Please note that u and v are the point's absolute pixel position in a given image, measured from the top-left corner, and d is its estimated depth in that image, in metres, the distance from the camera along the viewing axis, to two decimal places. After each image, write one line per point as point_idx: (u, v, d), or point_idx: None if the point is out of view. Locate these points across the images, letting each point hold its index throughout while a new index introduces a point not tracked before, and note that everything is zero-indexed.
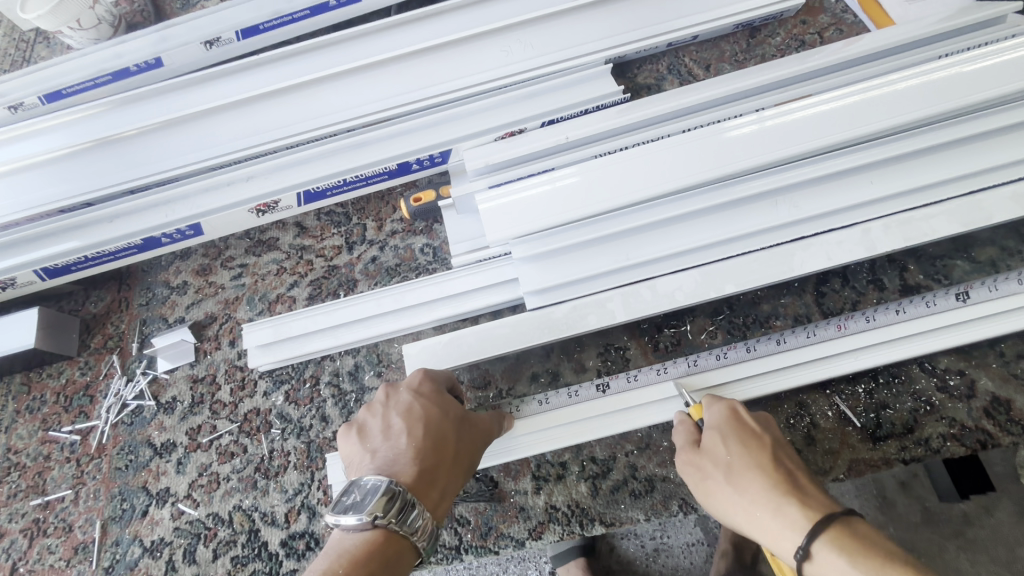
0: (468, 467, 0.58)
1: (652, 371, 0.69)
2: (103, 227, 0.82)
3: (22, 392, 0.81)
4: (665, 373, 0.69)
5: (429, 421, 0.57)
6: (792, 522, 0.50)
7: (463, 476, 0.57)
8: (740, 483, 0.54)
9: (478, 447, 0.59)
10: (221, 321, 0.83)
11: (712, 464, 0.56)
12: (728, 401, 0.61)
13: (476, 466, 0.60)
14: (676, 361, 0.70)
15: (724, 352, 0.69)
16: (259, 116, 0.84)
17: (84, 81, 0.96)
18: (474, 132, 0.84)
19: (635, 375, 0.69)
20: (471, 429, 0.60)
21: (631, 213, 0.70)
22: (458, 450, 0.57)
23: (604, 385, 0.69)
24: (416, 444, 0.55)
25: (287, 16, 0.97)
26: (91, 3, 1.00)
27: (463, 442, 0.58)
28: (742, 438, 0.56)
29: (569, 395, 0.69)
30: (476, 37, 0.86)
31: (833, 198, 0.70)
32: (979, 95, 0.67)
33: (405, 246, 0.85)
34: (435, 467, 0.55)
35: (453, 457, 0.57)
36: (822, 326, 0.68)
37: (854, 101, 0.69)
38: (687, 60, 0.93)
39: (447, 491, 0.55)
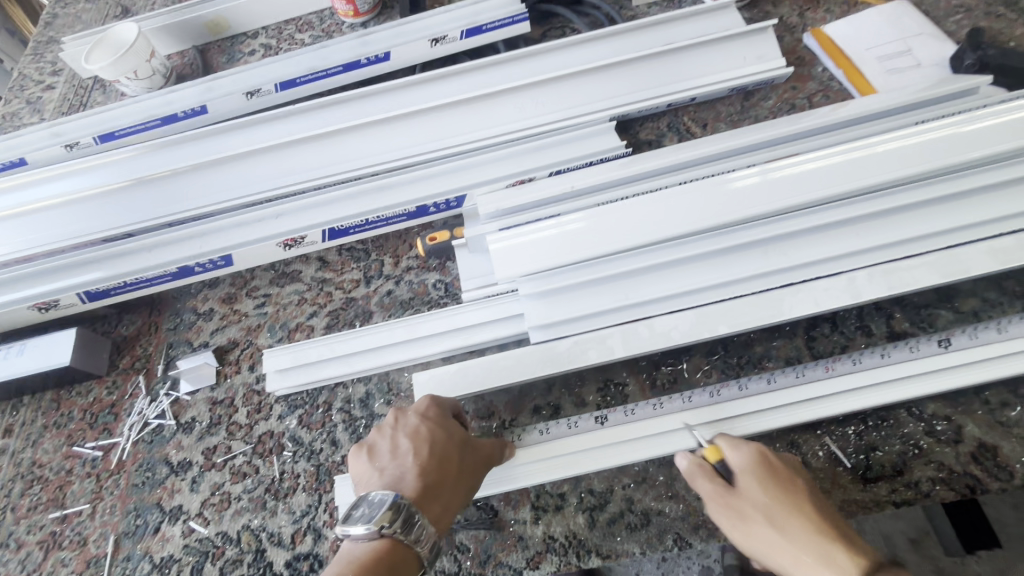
0: (472, 484, 0.61)
1: (647, 406, 0.73)
2: (143, 256, 0.89)
3: (51, 409, 0.85)
4: (662, 408, 0.73)
5: (433, 442, 0.60)
6: (839, 566, 0.53)
7: (466, 494, 0.61)
8: (784, 526, 0.57)
9: (480, 469, 0.63)
10: (242, 347, 0.88)
11: (750, 507, 0.59)
12: (755, 443, 0.63)
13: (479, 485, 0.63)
14: (672, 397, 0.73)
15: (718, 389, 0.73)
16: (292, 159, 0.93)
17: (135, 125, 1.06)
18: (488, 179, 0.91)
19: (630, 410, 0.73)
20: (474, 448, 0.63)
21: (629, 257, 0.75)
22: (461, 468, 0.61)
23: (602, 418, 0.73)
24: (421, 463, 0.59)
25: (322, 72, 1.08)
26: (148, 57, 1.12)
27: (466, 461, 0.62)
28: (779, 482, 0.60)
29: (568, 426, 0.73)
30: (492, 95, 0.95)
31: (818, 249, 0.75)
32: (950, 159, 0.73)
33: (419, 281, 0.91)
34: (439, 484, 0.59)
35: (456, 475, 0.60)
36: (810, 367, 0.72)
37: (835, 161, 0.75)
38: (686, 119, 1.01)
39: (450, 505, 0.58)
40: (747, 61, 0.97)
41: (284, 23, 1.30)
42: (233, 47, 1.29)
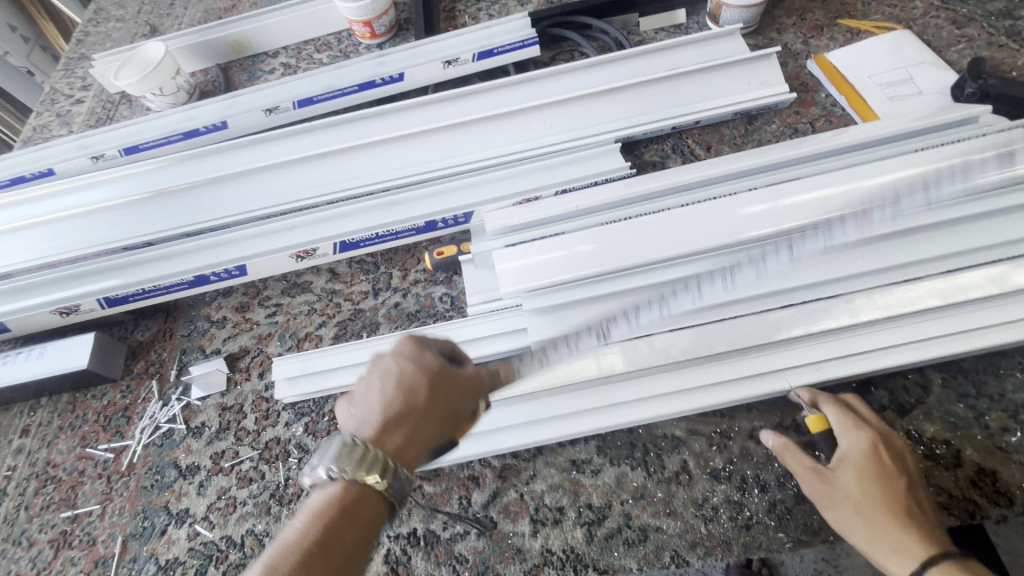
0: (445, 419, 0.57)
1: (622, 318, 0.76)
2: (162, 264, 0.93)
3: (67, 410, 0.88)
4: (637, 325, 0.76)
5: (398, 379, 0.56)
6: (912, 555, 0.59)
7: (440, 432, 0.57)
8: (870, 517, 0.62)
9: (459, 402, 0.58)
10: (254, 355, 0.90)
11: (841, 494, 0.63)
12: (869, 434, 0.66)
13: (459, 423, 0.59)
14: (650, 306, 0.77)
15: (698, 290, 0.77)
16: (307, 175, 0.97)
17: (159, 138, 1.11)
18: (496, 197, 0.93)
19: (607, 332, 0.76)
20: (453, 382, 0.59)
21: (631, 276, 0.78)
22: (431, 402, 0.56)
23: (579, 346, 0.76)
24: (385, 401, 0.55)
25: (338, 91, 1.12)
26: (173, 74, 1.18)
27: (438, 395, 0.57)
28: (877, 475, 0.63)
29: (552, 362, 0.76)
30: (502, 117, 0.98)
31: (816, 271, 0.77)
32: (940, 188, 0.76)
33: (426, 294, 0.93)
34: (405, 416, 0.55)
35: (425, 409, 0.56)
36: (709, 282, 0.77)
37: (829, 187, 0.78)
38: (691, 141, 1.03)
39: (417, 441, 0.55)
40: (751, 86, 0.99)
41: (304, 44, 1.35)
42: (254, 65, 1.34)
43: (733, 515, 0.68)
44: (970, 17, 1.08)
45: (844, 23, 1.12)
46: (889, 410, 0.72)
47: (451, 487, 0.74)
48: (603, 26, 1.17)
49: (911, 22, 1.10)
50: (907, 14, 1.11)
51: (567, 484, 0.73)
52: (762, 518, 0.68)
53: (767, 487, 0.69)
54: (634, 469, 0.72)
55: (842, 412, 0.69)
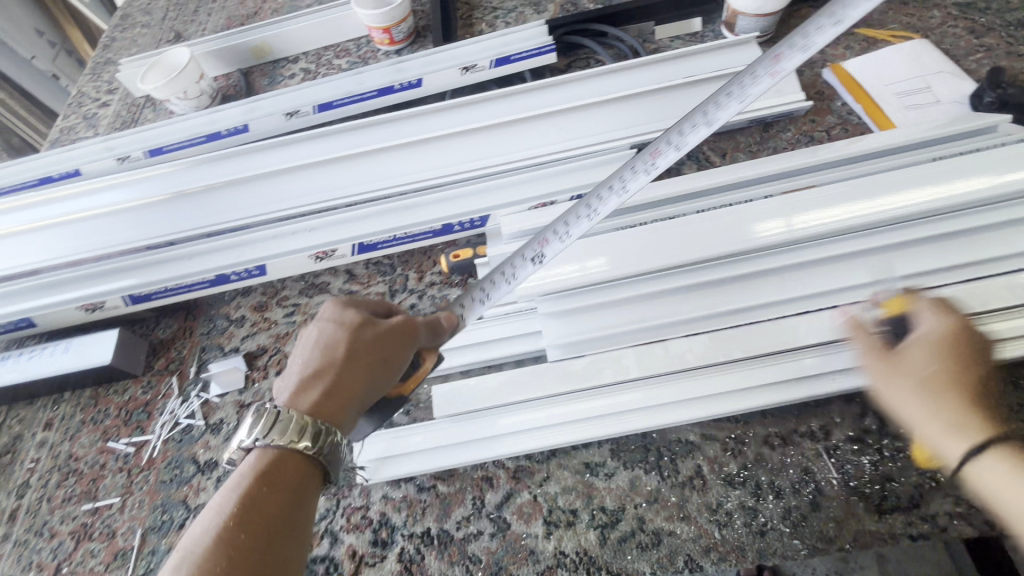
0: (365, 369, 0.61)
1: (553, 237, 0.71)
2: (185, 264, 0.95)
3: (89, 405, 0.90)
4: (570, 234, 0.70)
5: (323, 342, 0.63)
6: (971, 433, 0.55)
7: (362, 383, 0.61)
8: (935, 394, 0.58)
9: (378, 355, 0.62)
10: (271, 353, 0.91)
11: (907, 370, 0.61)
12: (957, 318, 0.61)
13: (387, 375, 0.63)
14: (583, 213, 0.70)
15: (652, 164, 0.68)
16: (327, 177, 0.99)
17: (184, 141, 1.14)
18: (512, 201, 0.95)
19: (541, 253, 0.71)
20: (374, 335, 0.63)
21: (645, 282, 0.79)
22: (348, 358, 0.61)
23: (515, 275, 0.71)
24: (312, 362, 0.62)
25: (357, 96, 1.14)
26: (196, 79, 1.22)
27: (356, 352, 0.62)
28: (952, 355, 0.59)
29: (491, 297, 0.71)
30: (519, 122, 0.99)
31: (832, 279, 0.77)
32: (957, 198, 0.76)
33: (442, 296, 0.94)
34: (326, 371, 0.61)
35: (343, 364, 0.61)
36: (753, 79, 0.63)
37: (844, 197, 0.79)
38: (706, 149, 1.03)
39: (336, 393, 0.60)
40: (767, 94, 1.00)
41: (323, 50, 1.38)
42: (274, 70, 1.37)
43: (748, 521, 0.68)
44: (989, 27, 1.08)
45: (861, 32, 1.13)
46: None
47: (465, 486, 0.75)
48: (619, 34, 1.18)
49: (928, 31, 1.10)
50: (925, 23, 1.12)
51: (580, 487, 0.73)
52: (777, 525, 0.67)
53: (782, 493, 0.69)
54: (648, 473, 0.73)
55: (931, 300, 0.65)
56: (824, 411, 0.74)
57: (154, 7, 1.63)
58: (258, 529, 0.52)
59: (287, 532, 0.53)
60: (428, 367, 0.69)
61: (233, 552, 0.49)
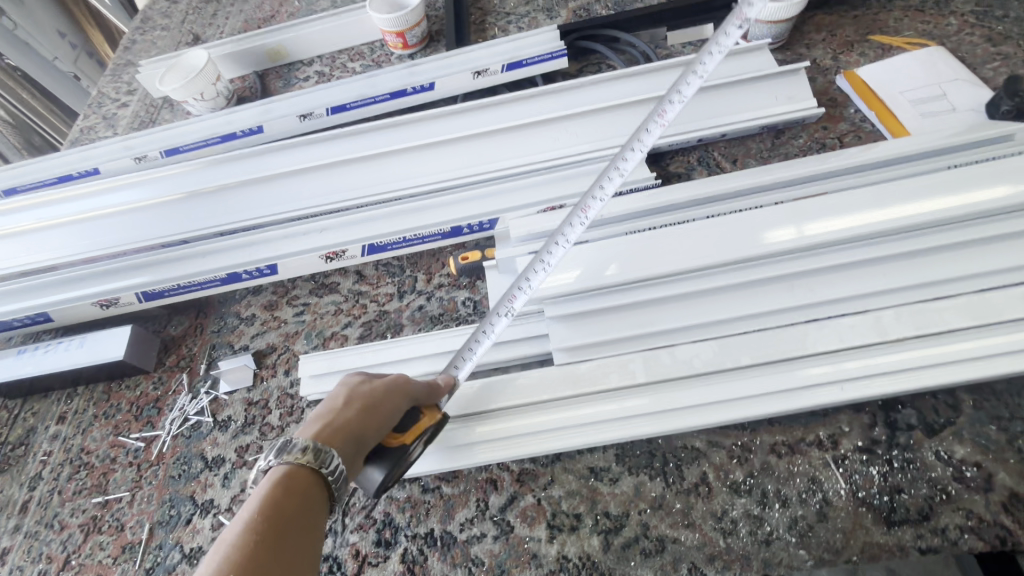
0: (366, 407, 0.65)
1: (518, 291, 0.72)
2: (197, 262, 0.96)
3: (102, 399, 0.92)
4: (531, 288, 0.72)
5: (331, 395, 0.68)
6: None
7: (360, 419, 0.63)
8: None
9: (379, 398, 0.66)
10: (280, 352, 0.92)
11: None
12: None
13: (385, 415, 0.65)
14: (537, 265, 0.71)
15: (584, 217, 0.68)
16: (339, 180, 1.01)
17: (199, 141, 1.16)
18: (521, 205, 0.95)
19: (511, 309, 0.73)
20: (372, 383, 0.68)
21: (653, 286, 0.79)
22: (352, 399, 0.65)
23: (491, 329, 0.75)
24: (320, 410, 0.65)
25: (370, 99, 1.15)
26: (213, 80, 1.24)
27: (359, 395, 0.66)
28: None
29: (472, 353, 0.76)
30: (527, 127, 1.01)
31: (842, 287, 0.77)
32: (970, 207, 0.76)
33: (449, 298, 0.94)
34: (327, 411, 0.64)
35: (347, 405, 0.65)
36: (687, 86, 0.58)
37: (856, 205, 0.78)
38: (716, 154, 1.03)
39: (339, 425, 0.62)
40: (779, 101, 0.99)
41: (338, 53, 1.40)
42: (289, 73, 1.39)
43: (753, 529, 0.67)
44: (1007, 35, 1.07)
45: (876, 39, 1.12)
46: (917, 429, 0.71)
47: (469, 489, 0.75)
48: (631, 39, 1.19)
49: (944, 39, 1.09)
50: (941, 31, 1.10)
51: (584, 491, 0.73)
52: (783, 534, 0.66)
53: (788, 503, 0.68)
54: (652, 479, 0.72)
55: None
56: (833, 420, 0.73)
57: (174, 11, 1.66)
58: (276, 529, 0.52)
59: (299, 538, 0.54)
60: (430, 421, 0.68)
61: (251, 550, 0.50)
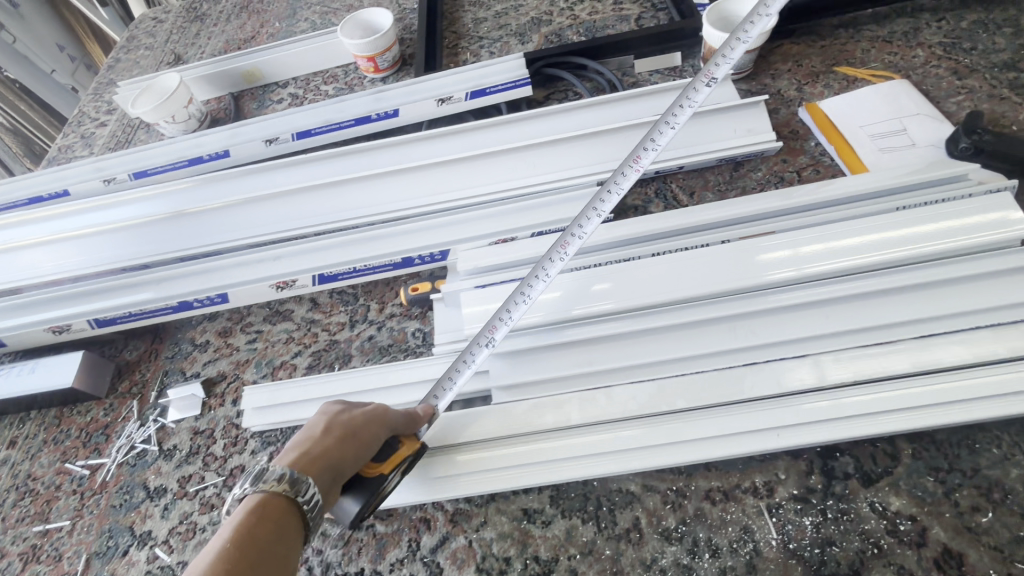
0: (347, 436, 0.64)
1: (500, 323, 0.74)
2: (151, 288, 0.97)
3: (53, 424, 0.92)
4: (513, 320, 0.74)
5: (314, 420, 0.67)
6: None
7: (339, 447, 0.63)
8: None
9: (360, 426, 0.66)
10: (229, 380, 0.93)
11: None
12: None
13: (363, 443, 0.65)
14: (519, 298, 0.74)
15: (564, 253, 0.73)
16: (296, 207, 1.02)
17: (166, 165, 1.17)
18: (473, 236, 0.95)
19: (492, 339, 0.74)
20: (353, 411, 0.68)
21: (592, 325, 0.79)
22: (333, 426, 0.65)
23: (472, 360, 0.74)
24: (301, 437, 0.65)
25: (335, 124, 1.16)
26: (185, 104, 1.25)
27: (341, 421, 0.66)
28: None
29: (454, 383, 0.74)
30: (484, 157, 1.01)
31: (782, 330, 0.76)
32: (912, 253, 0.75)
33: (400, 328, 0.94)
34: (306, 440, 0.63)
35: (328, 431, 0.64)
36: (659, 136, 0.70)
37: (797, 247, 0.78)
38: (674, 186, 1.02)
39: (319, 454, 0.61)
40: (736, 134, 0.99)
41: (313, 76, 1.41)
42: (264, 94, 1.40)
43: None
44: (973, 68, 1.06)
45: (842, 70, 1.11)
46: (854, 479, 0.69)
47: (402, 527, 0.75)
48: (597, 67, 1.19)
49: (910, 71, 1.08)
50: (907, 63, 1.10)
51: (516, 533, 0.72)
52: None
53: (718, 552, 0.67)
54: (584, 523, 0.71)
55: None
56: (769, 466, 0.72)
57: (159, 29, 1.69)
58: (250, 558, 0.51)
59: (274, 568, 0.52)
60: (408, 451, 0.68)
61: None
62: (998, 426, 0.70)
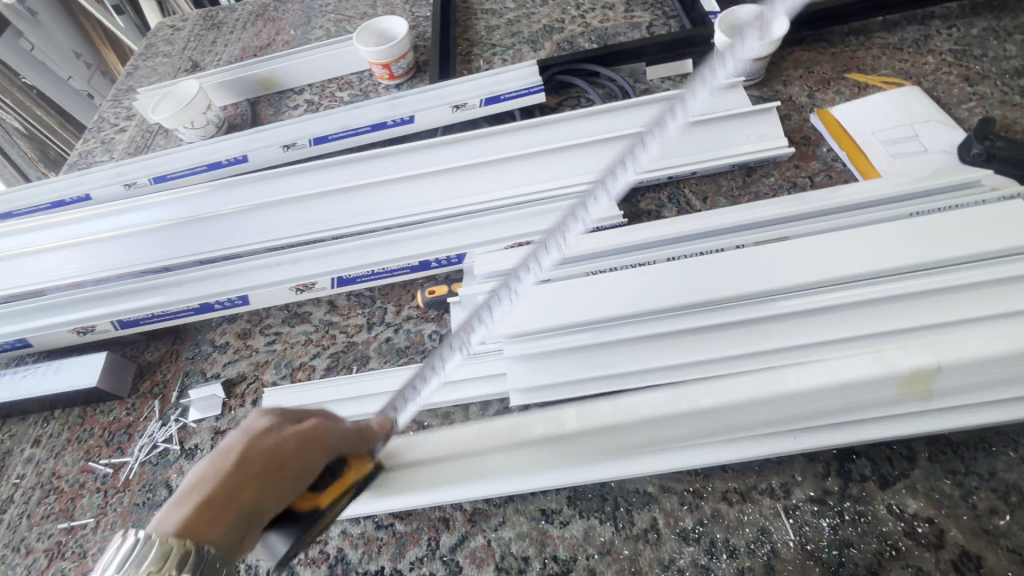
0: (271, 474, 0.50)
1: (475, 322, 0.72)
2: (173, 291, 0.99)
3: (76, 423, 0.94)
4: (491, 319, 0.72)
5: (227, 446, 0.51)
6: None
7: (259, 491, 0.49)
8: None
9: (292, 457, 0.52)
10: (249, 381, 0.94)
11: None
12: None
13: (295, 478, 0.51)
14: (502, 295, 0.73)
15: (563, 238, 0.74)
16: (314, 212, 1.03)
17: (186, 170, 1.20)
18: (489, 240, 0.96)
19: (466, 341, 0.71)
20: (281, 435, 0.52)
21: (609, 328, 0.79)
22: (254, 461, 0.50)
23: (441, 365, 0.72)
24: (207, 471, 0.49)
25: (352, 130, 1.18)
26: (204, 110, 1.28)
27: (265, 453, 0.51)
28: None
29: (418, 393, 0.70)
30: (499, 163, 1.03)
31: (797, 334, 0.77)
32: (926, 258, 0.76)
33: (417, 330, 0.95)
34: (210, 477, 0.49)
35: (246, 468, 0.49)
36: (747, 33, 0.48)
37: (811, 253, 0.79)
38: (687, 191, 1.04)
39: (229, 505, 0.47)
40: (750, 140, 1.00)
41: (328, 82, 1.43)
42: (280, 101, 1.42)
43: None
44: (983, 75, 1.07)
45: (852, 77, 1.12)
46: (870, 481, 0.70)
47: (421, 527, 0.76)
48: (609, 74, 1.20)
49: (921, 77, 1.09)
50: (918, 69, 1.11)
51: (535, 533, 0.73)
52: None
53: (736, 553, 0.68)
54: (602, 523, 0.72)
55: None
56: (786, 468, 0.72)
57: (176, 37, 1.72)
58: None
59: None
60: (358, 475, 0.57)
61: None
62: (1015, 429, 0.70)
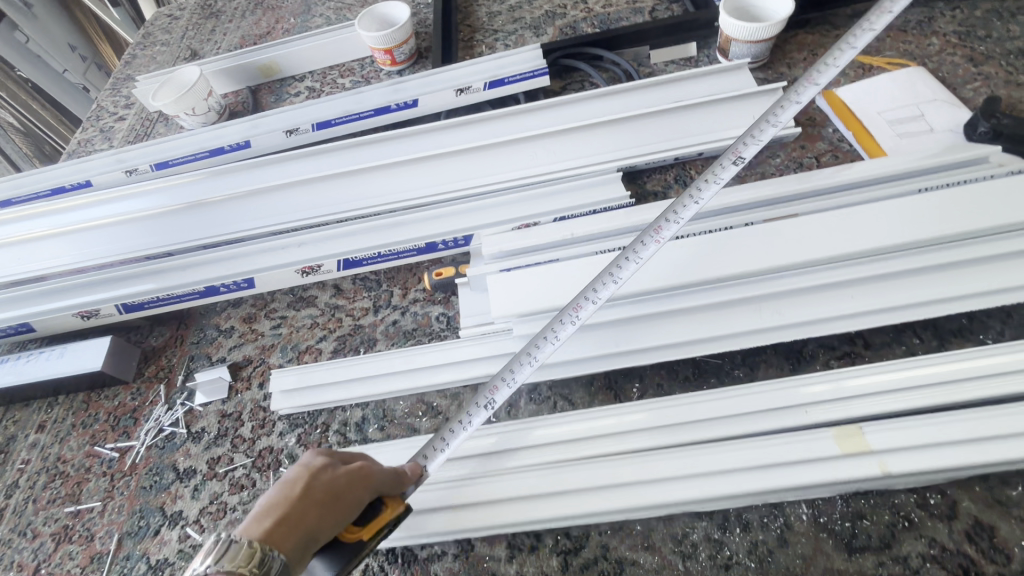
0: (334, 505, 0.53)
1: (502, 384, 0.69)
2: (177, 275, 0.98)
3: (81, 409, 0.93)
4: (516, 382, 0.69)
5: (299, 475, 0.54)
6: None
7: (324, 518, 0.52)
8: None
9: (351, 492, 0.55)
10: (255, 365, 0.94)
11: None
12: None
13: (347, 513, 0.54)
14: (524, 360, 0.70)
15: (576, 316, 0.69)
16: (318, 195, 1.02)
17: (187, 155, 1.19)
18: (496, 222, 0.96)
19: (491, 400, 0.69)
20: (343, 471, 0.56)
21: (618, 306, 0.79)
22: (324, 489, 0.53)
23: (469, 422, 0.69)
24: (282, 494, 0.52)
25: (355, 115, 1.17)
26: (205, 96, 1.27)
27: (332, 483, 0.54)
28: None
29: (447, 446, 0.69)
30: (504, 145, 1.02)
31: (807, 310, 0.77)
32: (938, 232, 0.75)
33: (424, 313, 0.95)
34: (283, 503, 0.51)
35: (317, 494, 0.53)
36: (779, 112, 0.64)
37: (820, 229, 0.78)
38: (693, 173, 1.04)
39: (301, 526, 0.50)
40: (756, 120, 1.00)
41: (329, 69, 1.42)
42: (281, 88, 1.41)
43: (712, 554, 0.67)
44: (988, 56, 1.07)
45: (857, 58, 1.12)
46: None
47: None
48: (613, 58, 1.20)
49: (925, 58, 1.09)
50: (922, 51, 1.10)
51: None
52: (742, 559, 0.66)
53: (749, 527, 0.68)
54: None
55: None
56: None
57: (175, 26, 1.70)
58: None
59: None
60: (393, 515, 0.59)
61: None
62: None
